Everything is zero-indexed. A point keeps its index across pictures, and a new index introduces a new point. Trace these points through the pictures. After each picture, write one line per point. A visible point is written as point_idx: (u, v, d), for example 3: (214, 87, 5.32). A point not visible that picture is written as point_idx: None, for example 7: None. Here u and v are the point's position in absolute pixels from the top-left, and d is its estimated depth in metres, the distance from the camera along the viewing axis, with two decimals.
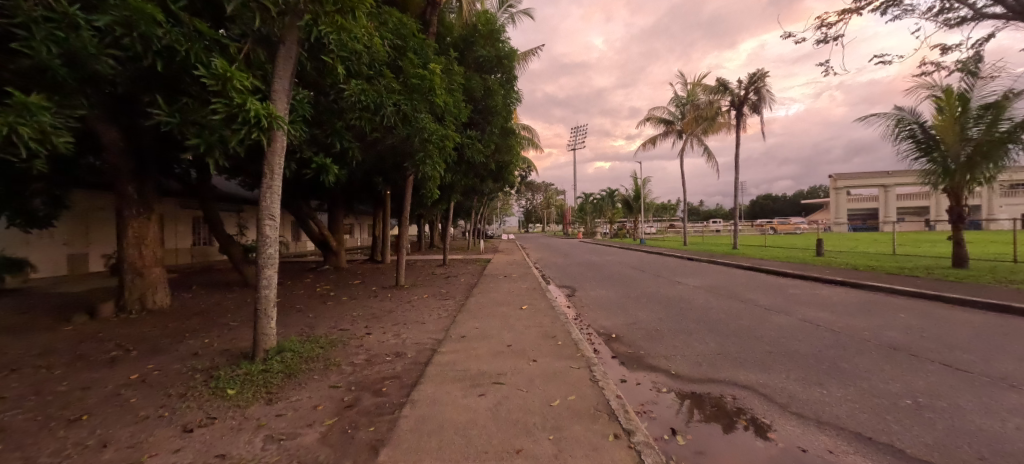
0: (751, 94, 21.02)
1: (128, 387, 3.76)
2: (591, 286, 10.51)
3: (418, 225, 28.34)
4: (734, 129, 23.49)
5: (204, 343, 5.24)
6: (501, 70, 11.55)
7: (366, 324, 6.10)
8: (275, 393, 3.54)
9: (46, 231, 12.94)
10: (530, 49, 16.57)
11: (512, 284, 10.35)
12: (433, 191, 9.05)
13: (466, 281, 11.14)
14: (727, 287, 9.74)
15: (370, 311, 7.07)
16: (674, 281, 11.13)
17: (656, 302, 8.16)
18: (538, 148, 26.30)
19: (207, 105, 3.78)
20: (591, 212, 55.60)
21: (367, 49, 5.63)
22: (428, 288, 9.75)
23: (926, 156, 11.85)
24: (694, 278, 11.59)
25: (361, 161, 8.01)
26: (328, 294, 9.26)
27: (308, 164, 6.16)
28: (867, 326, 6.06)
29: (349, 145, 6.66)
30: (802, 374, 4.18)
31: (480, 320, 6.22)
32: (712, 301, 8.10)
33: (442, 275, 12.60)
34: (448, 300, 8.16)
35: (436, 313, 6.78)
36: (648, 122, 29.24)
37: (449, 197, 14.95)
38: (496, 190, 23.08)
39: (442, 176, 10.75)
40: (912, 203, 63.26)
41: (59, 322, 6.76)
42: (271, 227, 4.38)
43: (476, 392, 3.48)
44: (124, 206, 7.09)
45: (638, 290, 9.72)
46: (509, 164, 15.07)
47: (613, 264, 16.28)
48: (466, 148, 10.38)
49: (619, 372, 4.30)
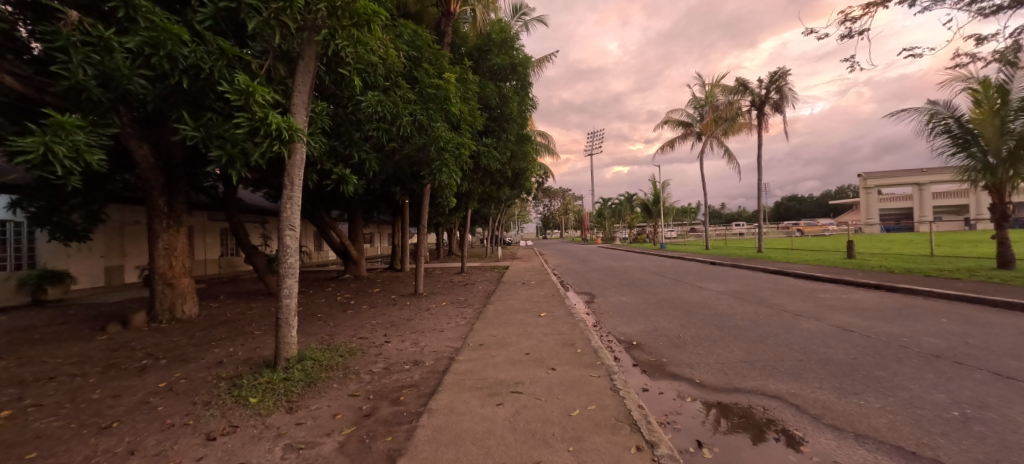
0: (772, 93, 20.49)
1: (156, 395, 3.88)
2: (610, 292, 10.33)
3: (436, 233, 28.59)
4: (755, 130, 22.89)
5: (229, 352, 5.37)
6: (516, 77, 11.59)
7: (385, 332, 6.13)
8: (296, 401, 3.58)
9: (85, 244, 13.64)
10: (544, 56, 16.60)
11: (530, 291, 10.28)
12: (450, 199, 9.12)
13: (485, 288, 11.11)
14: (753, 293, 9.41)
15: (389, 319, 7.11)
16: (697, 286, 10.80)
17: (678, 308, 7.95)
18: (554, 154, 26.28)
19: (230, 119, 3.92)
20: (609, 217, 54.97)
21: (383, 60, 5.74)
22: (446, 296, 9.77)
23: (964, 152, 11.23)
24: (718, 283, 11.24)
25: (379, 171, 8.15)
26: (349, 302, 9.39)
27: (329, 175, 6.30)
28: (906, 331, 5.72)
29: (367, 156, 6.79)
30: (836, 383, 3.96)
31: (498, 327, 6.18)
32: (737, 306, 7.82)
33: (461, 283, 12.62)
34: (466, 307, 8.17)
35: (454, 321, 6.78)
36: (665, 124, 28.85)
37: (466, 205, 15.04)
38: (513, 196, 23.11)
39: (458, 185, 10.82)
40: (951, 201, 60.12)
41: (94, 332, 7.06)
42: (291, 237, 4.48)
43: (494, 402, 3.43)
44: (155, 219, 7.39)
45: (659, 296, 9.50)
46: (525, 170, 15.05)
47: (633, 270, 16.02)
48: (482, 155, 10.44)
49: (641, 380, 4.18)
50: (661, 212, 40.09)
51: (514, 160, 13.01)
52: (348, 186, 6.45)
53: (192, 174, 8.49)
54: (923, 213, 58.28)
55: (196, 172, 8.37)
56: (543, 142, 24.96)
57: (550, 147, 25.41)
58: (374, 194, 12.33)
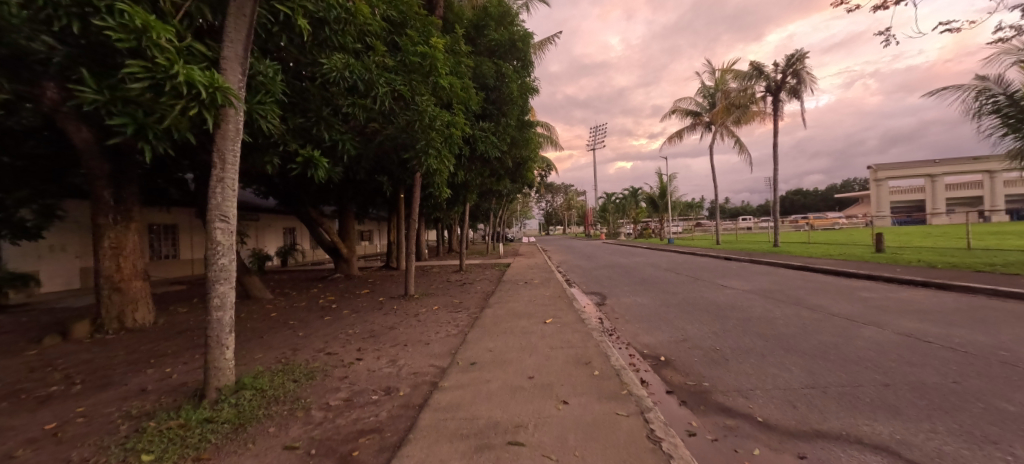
0: (789, 78, 19.24)
1: (30, 446, 2.87)
2: (623, 292, 9.27)
3: (435, 230, 27.53)
4: (770, 117, 21.66)
5: (163, 374, 4.36)
6: (517, 55, 10.52)
7: (359, 346, 5.11)
8: (206, 459, 2.55)
9: (57, 244, 12.77)
10: (546, 38, 15.47)
11: (533, 291, 9.22)
12: (441, 190, 8.10)
13: (484, 288, 10.04)
14: (785, 292, 8.33)
15: (369, 328, 6.09)
16: (719, 285, 9.70)
17: (704, 311, 6.90)
18: (557, 146, 25.16)
19: (122, 70, 2.86)
20: (613, 212, 53.67)
21: (350, 13, 4.69)
22: (440, 298, 8.72)
23: (1017, 132, 10.06)
24: (741, 281, 10.15)
25: (360, 157, 7.10)
26: (330, 306, 8.35)
27: (294, 159, 5.25)
28: (996, 341, 4.66)
29: (341, 137, 5.79)
30: (955, 424, 2.88)
31: (496, 339, 5.13)
32: (773, 309, 6.76)
33: (458, 282, 11.56)
34: (460, 312, 7.10)
35: (444, 330, 5.74)
36: (673, 114, 27.60)
37: (465, 198, 13.99)
38: (514, 190, 22.02)
39: (452, 173, 9.79)
40: (965, 193, 58.34)
41: (28, 344, 6.08)
42: (223, 231, 3.45)
43: (484, 462, 2.38)
44: (99, 213, 6.39)
45: (678, 296, 8.43)
46: (526, 161, 13.98)
47: (644, 266, 14.95)
48: (479, 141, 9.39)
49: (683, 418, 3.11)
50: (667, 206, 38.97)
51: (515, 148, 11.90)
52: (318, 171, 5.41)
53: (153, 163, 7.47)
54: (936, 205, 56.65)
55: (158, 161, 7.34)
56: (544, 133, 23.82)
57: (553, 138, 24.28)
58: (364, 185, 11.34)
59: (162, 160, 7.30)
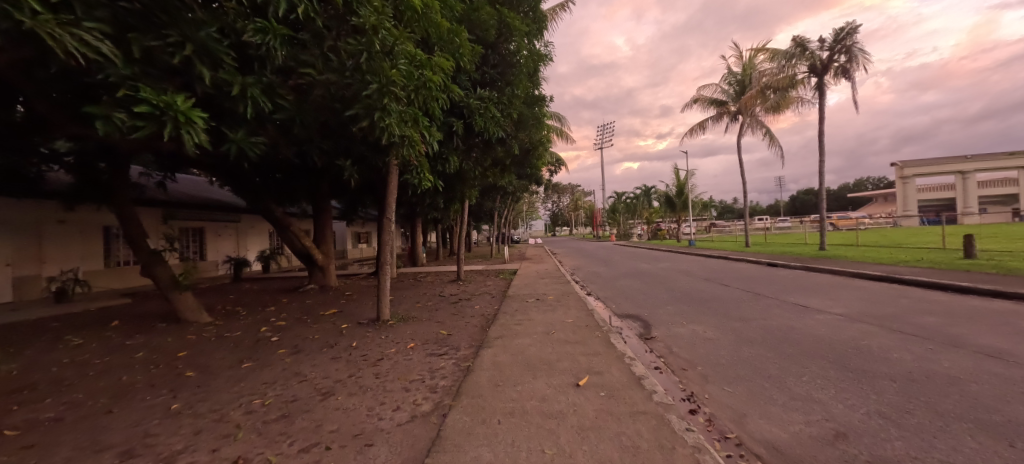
0: (839, 56, 16.63)
1: None
2: (670, 316, 6.89)
3: (434, 231, 25.22)
4: (810, 103, 19.06)
5: None
6: (525, 3, 8.14)
7: (240, 449, 2.76)
8: None
9: None
10: (558, 5, 13.12)
11: (550, 314, 6.82)
12: (420, 177, 5.85)
13: (483, 308, 7.73)
14: (907, 320, 5.88)
15: (290, 393, 3.75)
16: (798, 304, 7.24)
17: (817, 356, 4.49)
18: (566, 138, 22.79)
19: None
20: (623, 212, 51.18)
21: None
22: (423, 325, 6.42)
23: None
24: (824, 299, 7.66)
25: (295, 125, 4.79)
26: (272, 337, 6.10)
27: (138, 110, 2.98)
28: None
29: (243, 82, 3.54)
30: None
31: (494, 440, 2.72)
32: (928, 356, 4.35)
33: (452, 298, 9.24)
34: (443, 356, 4.75)
35: (410, 404, 3.39)
36: (695, 104, 25.09)
37: (462, 193, 11.71)
38: (522, 187, 19.65)
39: (441, 157, 7.49)
40: (997, 191, 54.81)
41: None
42: None
43: None
44: None
45: (755, 324, 5.99)
46: (535, 147, 11.63)
47: (676, 274, 12.51)
48: (475, 111, 7.04)
49: None
50: (684, 205, 36.33)
51: (522, 131, 9.57)
52: (189, 134, 3.18)
53: (20, 129, 5.28)
54: (967, 204, 53.01)
55: (24, 125, 5.15)
56: (554, 124, 21.44)
57: (563, 131, 21.88)
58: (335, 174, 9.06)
59: (25, 125, 5.09)
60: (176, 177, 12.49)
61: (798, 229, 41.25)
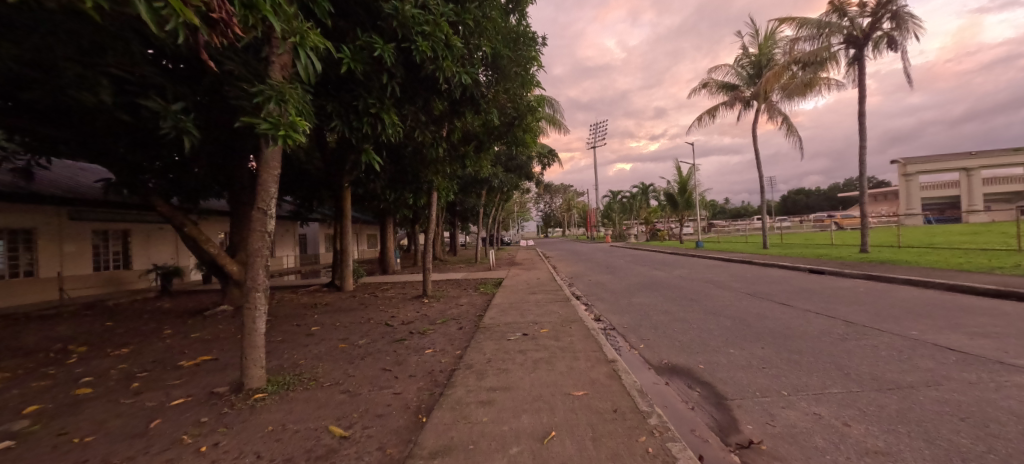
0: (883, 23, 14.09)
1: None
2: (750, 372, 4.08)
3: (412, 233, 22.20)
4: (842, 83, 16.53)
5: None
6: None
7: None
8: None
9: None
10: None
11: (545, 375, 3.93)
12: (269, 121, 2.86)
13: (437, 356, 4.80)
14: None
15: None
16: (948, 349, 4.41)
17: None
18: (561, 126, 20.02)
19: None
20: (619, 212, 48.62)
21: None
22: (309, 405, 3.47)
23: None
24: (972, 337, 4.87)
25: None
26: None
27: None
28: None
29: None
30: None
31: None
32: None
33: (403, 330, 6.27)
34: None
35: None
36: (704, 88, 22.44)
37: (430, 183, 8.88)
38: (511, 179, 16.75)
39: (366, 111, 4.66)
40: (1001, 189, 53.22)
41: None
42: None
43: None
44: None
45: (936, 408, 3.13)
46: (523, 118, 8.75)
47: (707, 287, 9.72)
48: (410, 21, 4.12)
49: None
50: (688, 204, 33.68)
51: (503, 86, 6.76)
52: None
53: None
54: (972, 201, 51.10)
55: None
56: (547, 110, 18.67)
57: (557, 118, 19.10)
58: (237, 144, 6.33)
59: None
60: (50, 163, 9.52)
61: (804, 229, 38.99)
